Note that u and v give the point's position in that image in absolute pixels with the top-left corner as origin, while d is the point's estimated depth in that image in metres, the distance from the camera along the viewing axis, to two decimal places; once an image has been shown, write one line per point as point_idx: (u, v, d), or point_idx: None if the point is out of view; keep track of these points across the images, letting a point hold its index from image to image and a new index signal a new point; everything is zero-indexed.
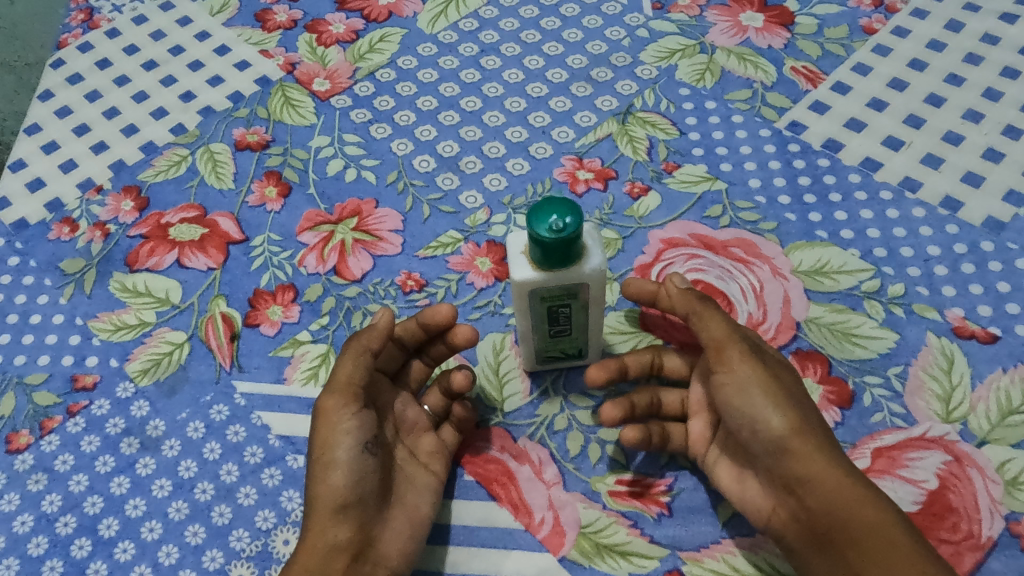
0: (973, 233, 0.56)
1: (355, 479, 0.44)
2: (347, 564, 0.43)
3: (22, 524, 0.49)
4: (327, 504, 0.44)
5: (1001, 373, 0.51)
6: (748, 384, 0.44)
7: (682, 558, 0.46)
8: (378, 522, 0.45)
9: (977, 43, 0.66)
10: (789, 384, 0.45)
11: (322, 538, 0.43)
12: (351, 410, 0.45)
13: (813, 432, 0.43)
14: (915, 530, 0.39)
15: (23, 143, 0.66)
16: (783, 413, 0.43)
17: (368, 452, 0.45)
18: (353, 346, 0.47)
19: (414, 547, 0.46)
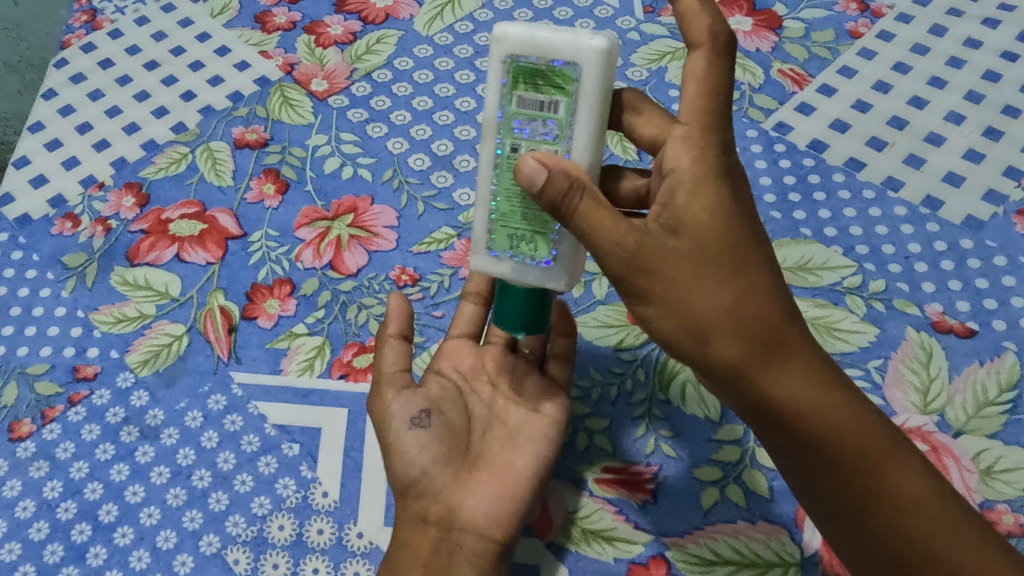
0: (952, 231, 0.58)
1: (421, 448, 0.45)
2: (436, 533, 0.44)
3: (23, 509, 0.50)
4: (403, 483, 0.46)
5: (977, 366, 0.52)
6: (667, 312, 0.40)
7: (667, 544, 0.47)
8: (456, 490, 0.45)
9: (960, 47, 0.68)
10: (708, 269, 0.39)
11: (408, 514, 0.45)
12: (393, 394, 0.47)
13: (744, 341, 0.40)
14: (849, 425, 0.40)
15: (26, 141, 0.67)
16: (707, 332, 0.40)
17: (421, 425, 0.46)
18: (383, 335, 0.50)
19: (506, 509, 0.45)
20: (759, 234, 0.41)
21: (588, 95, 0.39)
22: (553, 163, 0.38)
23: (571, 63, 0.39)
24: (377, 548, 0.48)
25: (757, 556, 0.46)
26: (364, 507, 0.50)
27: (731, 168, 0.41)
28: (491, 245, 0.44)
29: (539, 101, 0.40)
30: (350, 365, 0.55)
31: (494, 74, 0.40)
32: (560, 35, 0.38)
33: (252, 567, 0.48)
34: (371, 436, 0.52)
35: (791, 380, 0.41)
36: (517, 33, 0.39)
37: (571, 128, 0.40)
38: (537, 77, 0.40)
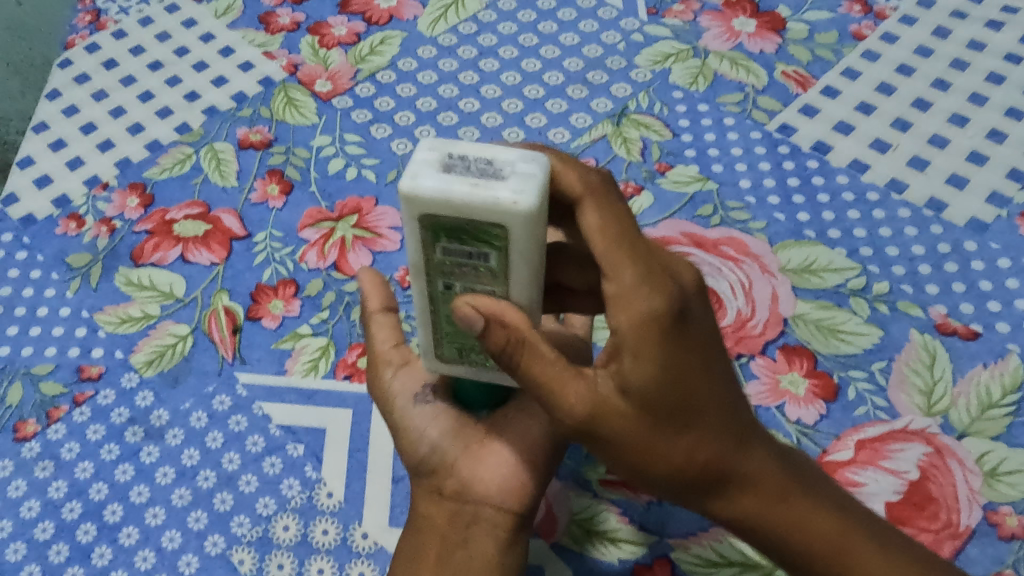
0: (956, 233, 0.58)
1: (432, 420, 0.45)
2: (449, 506, 0.44)
3: (29, 509, 0.50)
4: (414, 461, 0.46)
5: (981, 369, 0.52)
6: (615, 463, 0.39)
7: (671, 545, 0.47)
8: (468, 462, 0.45)
9: (963, 50, 0.68)
10: (655, 434, 0.37)
11: (423, 486, 0.45)
12: (391, 374, 0.47)
13: (693, 484, 0.39)
14: (811, 541, 0.40)
15: (30, 141, 0.67)
16: (655, 481, 0.39)
17: (425, 401, 0.46)
18: (368, 313, 0.49)
19: (522, 478, 0.44)
20: (708, 372, 0.37)
21: (520, 251, 0.33)
22: (491, 312, 0.35)
23: (494, 225, 0.32)
24: (383, 549, 0.48)
25: (761, 557, 0.47)
26: (369, 506, 0.50)
27: (677, 311, 0.36)
28: (439, 354, 0.41)
29: (466, 251, 0.34)
30: (355, 366, 0.55)
31: (410, 230, 0.34)
32: (475, 199, 0.31)
33: (257, 567, 0.48)
34: (376, 437, 0.52)
35: (739, 503, 0.40)
36: (431, 193, 0.31)
37: (506, 276, 0.35)
38: (461, 236, 0.33)
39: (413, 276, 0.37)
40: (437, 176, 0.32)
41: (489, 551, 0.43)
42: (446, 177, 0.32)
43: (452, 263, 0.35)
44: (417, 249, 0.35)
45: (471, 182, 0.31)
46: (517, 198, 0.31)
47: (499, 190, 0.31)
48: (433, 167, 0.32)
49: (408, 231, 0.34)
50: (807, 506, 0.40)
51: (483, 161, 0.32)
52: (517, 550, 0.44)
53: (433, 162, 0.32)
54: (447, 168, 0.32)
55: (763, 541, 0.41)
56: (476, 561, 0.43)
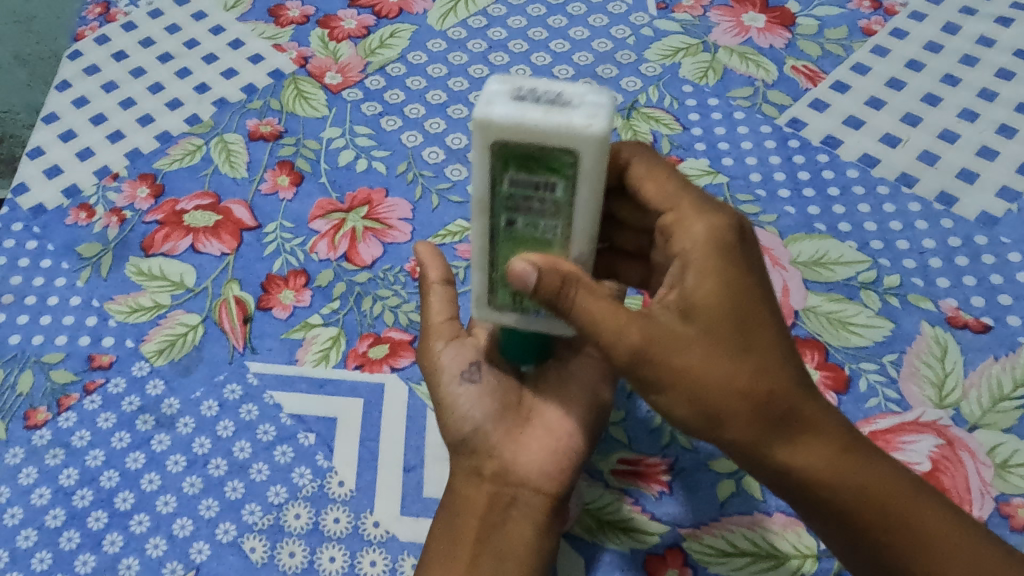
0: (967, 227, 0.58)
1: (477, 400, 0.48)
2: (489, 488, 0.47)
3: (39, 497, 0.50)
4: (455, 439, 0.48)
5: (992, 361, 0.52)
6: (682, 399, 0.39)
7: (683, 535, 0.47)
8: (509, 447, 0.48)
9: (973, 45, 0.68)
10: (717, 355, 0.39)
11: (461, 469, 0.48)
12: (441, 346, 0.49)
13: (762, 421, 0.39)
14: (878, 480, 0.40)
15: (39, 131, 0.67)
16: (721, 418, 0.39)
17: (471, 379, 0.48)
18: (427, 284, 0.50)
19: (559, 464, 0.47)
20: (770, 300, 0.40)
21: (586, 183, 0.35)
22: (544, 261, 0.38)
23: (565, 152, 0.34)
24: (394, 537, 0.48)
25: (773, 548, 0.47)
26: (381, 495, 0.50)
27: (730, 235, 0.41)
28: (493, 300, 0.42)
29: (533, 182, 0.36)
30: (366, 356, 0.55)
31: (479, 160, 0.35)
32: (548, 123, 0.33)
33: (268, 555, 0.48)
34: (387, 426, 0.52)
35: (812, 453, 0.40)
36: (502, 119, 0.33)
37: (570, 210, 0.37)
38: (530, 163, 0.35)
39: (474, 212, 0.38)
40: (509, 104, 0.34)
41: (527, 532, 0.45)
42: (517, 104, 0.34)
43: (517, 194, 0.37)
44: (483, 180, 0.36)
45: (545, 107, 0.33)
46: (589, 123, 0.33)
47: (573, 115, 0.33)
48: (505, 98, 0.34)
49: (475, 159, 0.36)
50: (878, 462, 0.40)
51: (552, 93, 0.34)
52: (553, 534, 0.46)
53: (503, 92, 0.34)
54: (517, 98, 0.34)
55: (845, 497, 0.40)
56: (515, 542, 0.45)
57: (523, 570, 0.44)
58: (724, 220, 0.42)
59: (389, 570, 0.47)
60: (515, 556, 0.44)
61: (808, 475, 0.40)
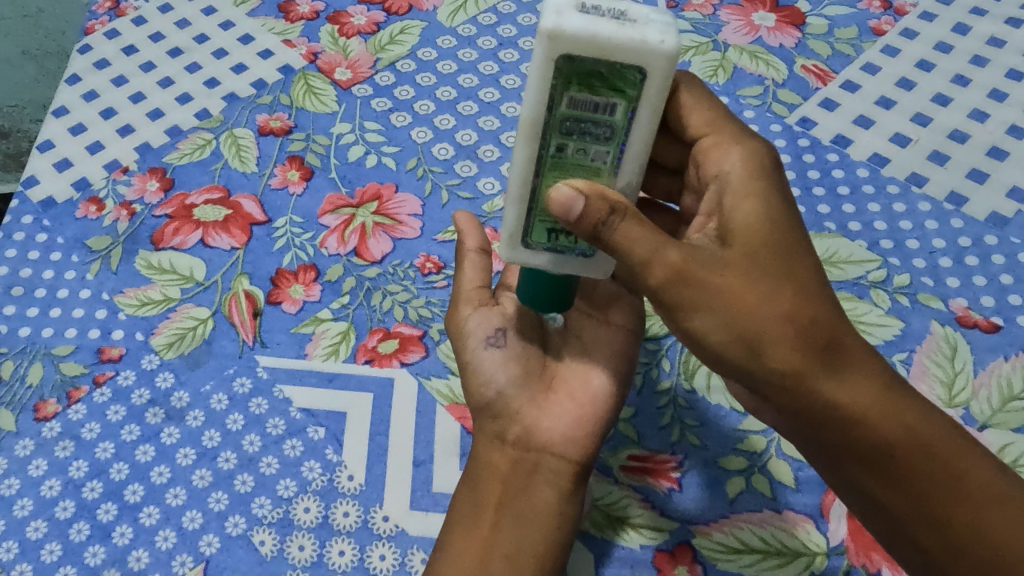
0: (977, 227, 0.58)
1: (503, 364, 0.49)
2: (513, 454, 0.48)
3: (49, 489, 0.49)
4: (479, 405, 0.50)
5: (1002, 361, 0.52)
6: (721, 320, 0.38)
7: (693, 532, 0.48)
8: (533, 412, 0.49)
9: (983, 46, 0.68)
10: (759, 279, 0.38)
11: (485, 437, 0.49)
12: (468, 312, 0.51)
13: (804, 348, 0.38)
14: (911, 416, 0.39)
15: (49, 125, 0.67)
16: (761, 342, 0.38)
17: (496, 344, 0.50)
18: (463, 251, 0.53)
19: (582, 429, 0.48)
20: (808, 232, 0.41)
21: (648, 102, 0.36)
22: (591, 188, 0.37)
23: (634, 68, 0.34)
24: (403, 532, 0.49)
25: (784, 545, 0.47)
26: (390, 490, 0.50)
27: (766, 167, 0.42)
28: (528, 238, 0.40)
29: (593, 102, 0.36)
30: (376, 350, 0.55)
31: (542, 75, 0.35)
32: (623, 36, 0.33)
33: (278, 549, 0.48)
34: (396, 421, 0.53)
35: (852, 386, 0.39)
36: (576, 30, 0.33)
37: (624, 134, 0.37)
38: (595, 80, 0.35)
39: (523, 136, 0.37)
40: (579, 15, 0.33)
41: (549, 498, 0.47)
42: (587, 16, 0.33)
43: (573, 117, 0.36)
44: (541, 99, 0.36)
45: (616, 20, 0.34)
46: (662, 38, 0.34)
47: (646, 29, 0.34)
48: (571, 8, 0.34)
49: (536, 75, 0.35)
50: (917, 403, 0.40)
51: (618, 10, 0.34)
52: (576, 500, 0.47)
53: (569, 5, 0.34)
54: (584, 12, 0.34)
55: (879, 433, 0.39)
56: (537, 507, 0.46)
57: (545, 538, 0.45)
58: (759, 151, 0.43)
59: (398, 564, 0.48)
60: (537, 524, 0.46)
61: (850, 409, 0.39)
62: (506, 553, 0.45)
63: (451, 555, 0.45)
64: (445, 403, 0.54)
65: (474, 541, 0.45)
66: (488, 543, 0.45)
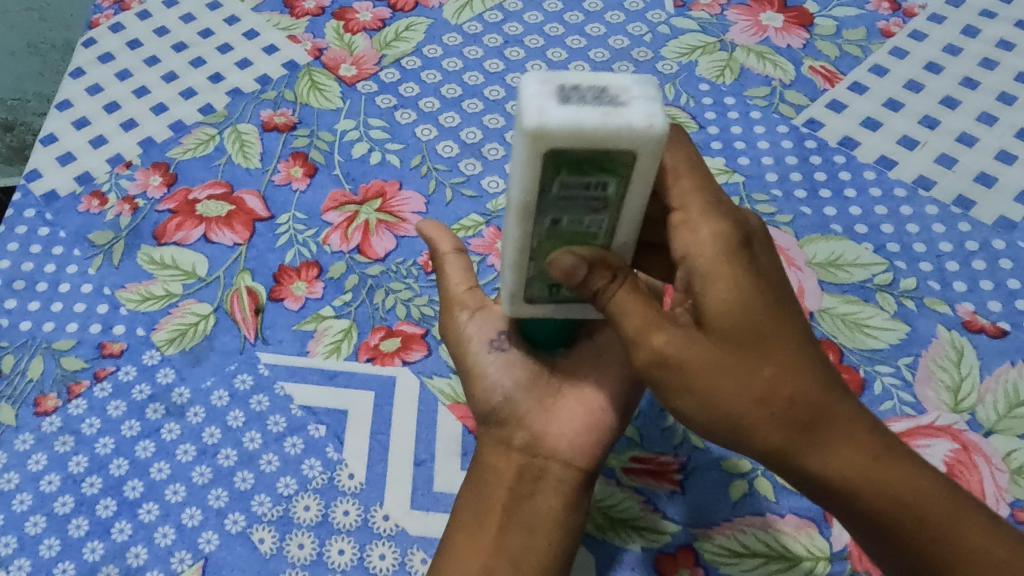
0: (985, 231, 0.58)
1: (506, 369, 0.49)
2: (520, 459, 0.48)
3: (48, 484, 0.49)
4: (485, 412, 0.50)
5: (1009, 367, 0.52)
6: (699, 404, 0.39)
7: (694, 535, 0.47)
8: (541, 419, 0.49)
9: (992, 49, 0.68)
10: (727, 364, 0.39)
11: (491, 444, 0.49)
12: (466, 317, 0.50)
13: (782, 425, 0.39)
14: (909, 488, 0.39)
15: (53, 118, 0.66)
16: (738, 423, 0.39)
17: (500, 348, 0.49)
18: (438, 255, 0.52)
19: (590, 437, 0.48)
20: (785, 307, 0.39)
21: (642, 173, 0.34)
22: (593, 257, 0.37)
23: (624, 152, 0.33)
24: (404, 531, 0.48)
25: (785, 549, 0.47)
26: (390, 489, 0.50)
27: (735, 240, 0.40)
28: (529, 296, 0.40)
29: (584, 182, 0.34)
30: (378, 349, 0.55)
31: (531, 166, 0.33)
32: (607, 126, 0.31)
33: (277, 547, 0.48)
34: (397, 420, 0.52)
35: (839, 454, 0.39)
36: (559, 124, 0.31)
37: (618, 203, 0.36)
38: (584, 163, 0.33)
39: (516, 216, 0.36)
40: (561, 107, 0.31)
41: (555, 505, 0.46)
42: (569, 107, 0.31)
43: (564, 195, 0.35)
44: (530, 187, 0.34)
45: (600, 109, 0.31)
46: (646, 122, 0.31)
47: (629, 114, 0.31)
48: (552, 100, 0.31)
49: (523, 167, 0.33)
50: (913, 471, 0.39)
51: (598, 87, 0.32)
52: (581, 509, 0.46)
53: (547, 92, 0.31)
54: (564, 99, 0.31)
55: (861, 504, 0.39)
56: (543, 514, 0.46)
57: (551, 545, 0.45)
58: (728, 228, 0.40)
59: (398, 564, 0.47)
60: (542, 530, 0.46)
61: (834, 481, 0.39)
62: (511, 560, 0.45)
63: (457, 558, 0.45)
64: (447, 402, 0.53)
65: (479, 548, 0.45)
66: (494, 551, 0.45)
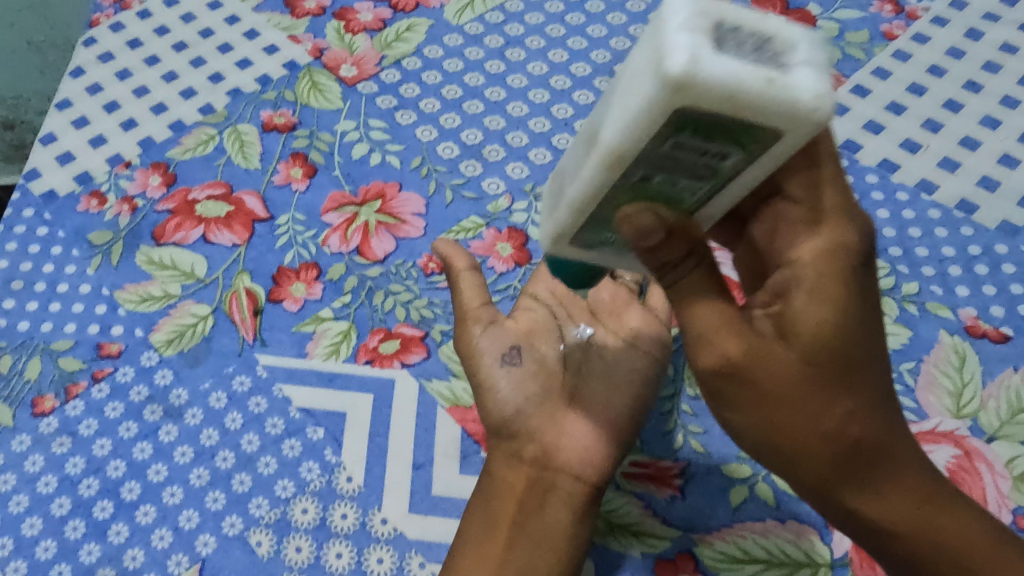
0: (987, 236, 0.58)
1: (516, 385, 0.50)
2: (530, 472, 0.48)
3: (45, 485, 0.49)
4: (495, 423, 0.50)
5: (1011, 372, 0.52)
6: (758, 424, 0.38)
7: (694, 541, 0.47)
8: (552, 434, 0.50)
9: (995, 53, 0.68)
10: (815, 394, 0.36)
11: (502, 455, 0.49)
12: (479, 330, 0.51)
13: (840, 463, 0.38)
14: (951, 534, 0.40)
15: (53, 117, 0.66)
16: (796, 451, 0.38)
17: (510, 362, 0.51)
18: (455, 271, 0.53)
19: (598, 450, 0.49)
20: (870, 344, 0.37)
21: (773, 155, 0.30)
22: (674, 224, 0.34)
23: (771, 129, 0.28)
24: (401, 535, 0.48)
25: (785, 555, 0.46)
26: (388, 492, 0.49)
27: (848, 268, 0.37)
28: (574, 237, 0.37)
29: (703, 148, 0.30)
30: (377, 351, 0.55)
31: (651, 118, 0.28)
32: (769, 97, 0.26)
33: (275, 550, 0.47)
34: (396, 423, 0.52)
35: (882, 496, 0.39)
36: (715, 80, 0.26)
37: (727, 175, 0.32)
38: (708, 129, 0.28)
39: (602, 159, 0.31)
40: (720, 58, 0.26)
41: (564, 519, 0.47)
42: (728, 60, 0.26)
43: (676, 155, 0.30)
44: (635, 136, 0.29)
45: (764, 75, 0.26)
46: (817, 102, 0.27)
47: (797, 87, 0.26)
48: (709, 45, 0.26)
49: (643, 106, 0.28)
50: (958, 518, 0.40)
51: (764, 37, 0.27)
52: (589, 522, 0.47)
53: (702, 34, 0.26)
54: (722, 51, 0.26)
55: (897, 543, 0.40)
56: (551, 527, 0.46)
57: (558, 558, 0.45)
58: (840, 251, 0.37)
59: (396, 568, 0.47)
60: (550, 543, 0.46)
61: (878, 520, 0.39)
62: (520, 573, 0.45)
63: (463, 569, 0.45)
64: (445, 405, 0.53)
65: (488, 560, 0.45)
66: (502, 564, 0.45)
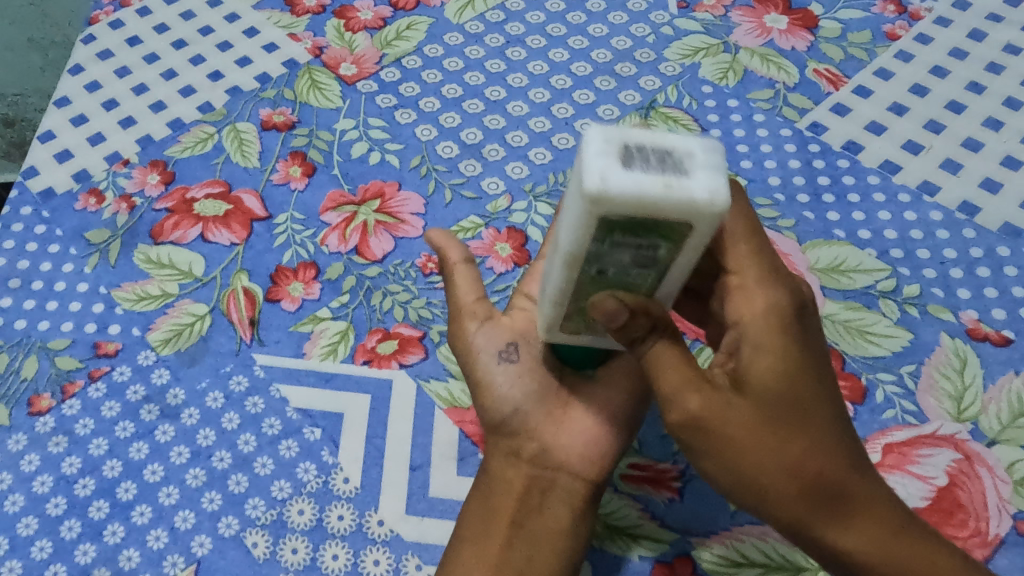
0: (989, 238, 0.57)
1: (515, 381, 0.48)
2: (528, 471, 0.48)
3: (41, 484, 0.49)
4: (492, 423, 0.49)
5: (1013, 376, 0.51)
6: (722, 468, 0.39)
7: (693, 544, 0.47)
8: (551, 431, 0.48)
9: (999, 54, 0.67)
10: (766, 432, 0.38)
11: (501, 454, 0.48)
12: (475, 327, 0.49)
13: (808, 498, 0.38)
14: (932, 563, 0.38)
15: (51, 115, 0.66)
16: (763, 489, 0.38)
17: (509, 359, 0.49)
18: (450, 265, 0.50)
19: (597, 449, 0.48)
20: (819, 386, 0.39)
21: (695, 246, 0.32)
22: (636, 305, 0.35)
23: (682, 223, 0.30)
24: (398, 537, 0.48)
25: (784, 560, 0.46)
26: (385, 493, 0.49)
27: (789, 319, 0.39)
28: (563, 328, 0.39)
29: (636, 243, 0.32)
30: (375, 351, 0.54)
31: (584, 225, 0.31)
32: (669, 199, 0.29)
33: (271, 551, 0.47)
34: (394, 423, 0.52)
35: (859, 531, 0.39)
36: (623, 193, 0.29)
37: (667, 263, 0.34)
38: (637, 228, 0.31)
39: (561, 265, 0.34)
40: (623, 172, 0.29)
41: (562, 518, 0.46)
42: (633, 173, 0.29)
43: (616, 252, 0.33)
44: (582, 240, 0.32)
45: (663, 180, 0.29)
46: (710, 198, 0.29)
47: (693, 188, 0.29)
48: (615, 163, 0.29)
49: (575, 221, 0.31)
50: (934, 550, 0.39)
51: (662, 151, 0.30)
52: (588, 522, 0.46)
53: (610, 155, 0.29)
54: (628, 164, 0.29)
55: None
56: (550, 527, 0.46)
57: (557, 558, 0.45)
58: (780, 302, 0.40)
59: (392, 570, 0.47)
60: (549, 542, 0.45)
61: (855, 554, 0.39)
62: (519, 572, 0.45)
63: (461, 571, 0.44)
64: (443, 405, 0.53)
65: (486, 559, 0.45)
66: (500, 563, 0.45)
